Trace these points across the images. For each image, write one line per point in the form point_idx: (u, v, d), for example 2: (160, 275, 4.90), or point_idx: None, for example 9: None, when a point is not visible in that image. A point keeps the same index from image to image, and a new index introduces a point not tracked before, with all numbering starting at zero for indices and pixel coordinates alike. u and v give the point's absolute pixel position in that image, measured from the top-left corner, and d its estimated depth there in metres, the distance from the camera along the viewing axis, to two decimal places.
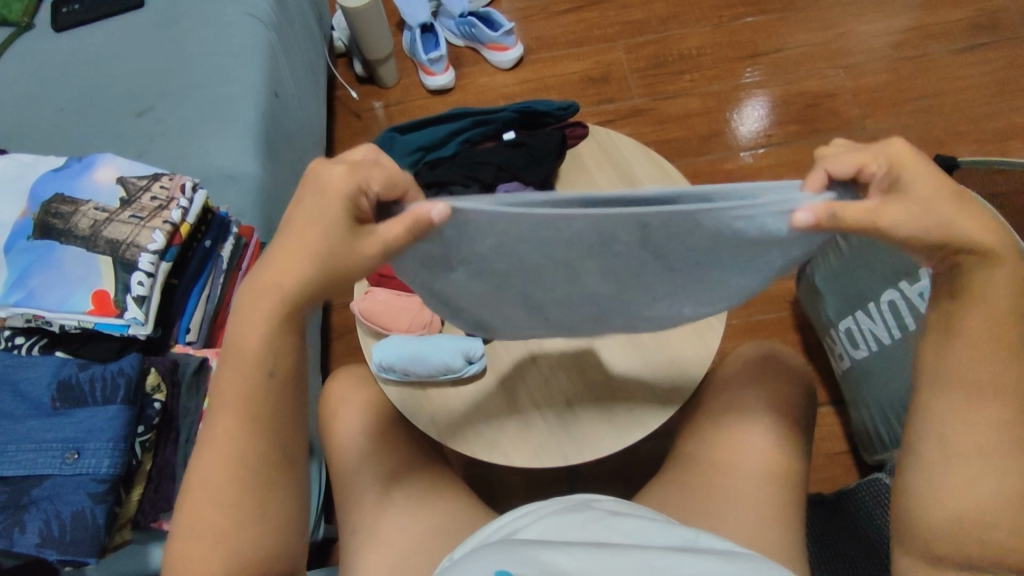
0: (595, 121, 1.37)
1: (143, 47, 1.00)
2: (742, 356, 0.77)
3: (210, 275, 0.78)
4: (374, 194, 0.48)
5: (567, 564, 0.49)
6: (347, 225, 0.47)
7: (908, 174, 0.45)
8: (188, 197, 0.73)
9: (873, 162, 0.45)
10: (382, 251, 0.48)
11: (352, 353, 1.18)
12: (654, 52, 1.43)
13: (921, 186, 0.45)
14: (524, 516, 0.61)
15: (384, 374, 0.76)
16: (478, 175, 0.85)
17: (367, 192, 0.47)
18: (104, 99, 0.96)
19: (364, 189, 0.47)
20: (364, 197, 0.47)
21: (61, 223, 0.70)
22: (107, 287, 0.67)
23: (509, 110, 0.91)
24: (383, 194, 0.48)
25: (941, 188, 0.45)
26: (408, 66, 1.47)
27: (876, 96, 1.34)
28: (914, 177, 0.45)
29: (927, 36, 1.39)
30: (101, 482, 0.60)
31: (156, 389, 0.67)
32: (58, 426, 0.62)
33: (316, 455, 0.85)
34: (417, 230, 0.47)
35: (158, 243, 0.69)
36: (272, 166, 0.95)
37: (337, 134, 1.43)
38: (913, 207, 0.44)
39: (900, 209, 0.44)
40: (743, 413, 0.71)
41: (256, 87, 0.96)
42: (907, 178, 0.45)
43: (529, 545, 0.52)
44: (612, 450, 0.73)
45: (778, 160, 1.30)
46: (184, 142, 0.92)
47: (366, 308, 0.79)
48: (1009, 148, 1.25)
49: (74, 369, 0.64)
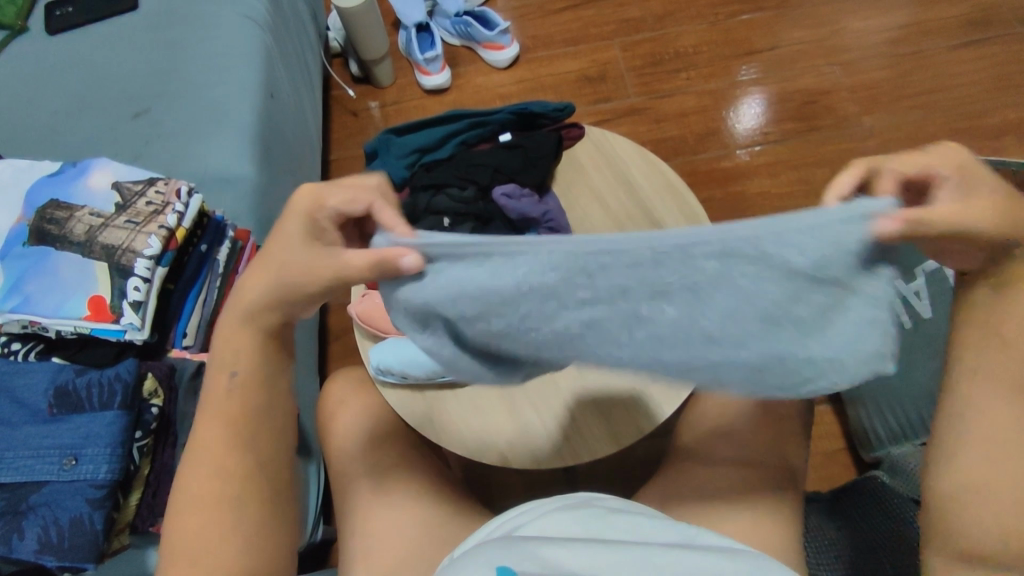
0: (592, 120, 1.37)
1: (137, 50, 1.00)
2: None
3: (206, 280, 0.78)
4: (332, 210, 0.50)
5: (569, 560, 0.50)
6: (303, 240, 0.49)
7: (976, 175, 0.43)
8: (184, 202, 0.72)
9: (938, 166, 0.43)
10: (338, 273, 0.48)
11: (350, 354, 1.18)
12: (650, 51, 1.43)
13: (988, 189, 0.43)
14: (523, 514, 0.61)
15: (381, 377, 0.76)
16: (474, 178, 0.85)
17: (325, 208, 0.50)
18: (99, 103, 0.96)
19: (319, 205, 0.49)
20: (321, 213, 0.50)
21: (56, 229, 0.70)
22: (103, 293, 0.66)
23: (506, 112, 0.91)
24: (340, 209, 0.50)
25: (1005, 192, 0.43)
26: (404, 66, 1.47)
27: (871, 93, 1.34)
28: (980, 178, 0.43)
29: (922, 33, 1.39)
30: (99, 487, 0.60)
31: (154, 394, 0.67)
32: (55, 433, 0.62)
33: (315, 457, 0.85)
34: (378, 265, 0.45)
35: (153, 248, 0.69)
36: (268, 169, 0.95)
37: (333, 135, 1.43)
38: (978, 204, 0.42)
39: (971, 207, 0.42)
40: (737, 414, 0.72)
41: (252, 90, 0.96)
42: (976, 178, 0.43)
43: (530, 542, 0.52)
44: (608, 451, 0.74)
45: (774, 158, 1.30)
46: (179, 145, 0.92)
47: (363, 311, 0.79)
48: (1003, 144, 1.26)
49: (70, 375, 0.64)
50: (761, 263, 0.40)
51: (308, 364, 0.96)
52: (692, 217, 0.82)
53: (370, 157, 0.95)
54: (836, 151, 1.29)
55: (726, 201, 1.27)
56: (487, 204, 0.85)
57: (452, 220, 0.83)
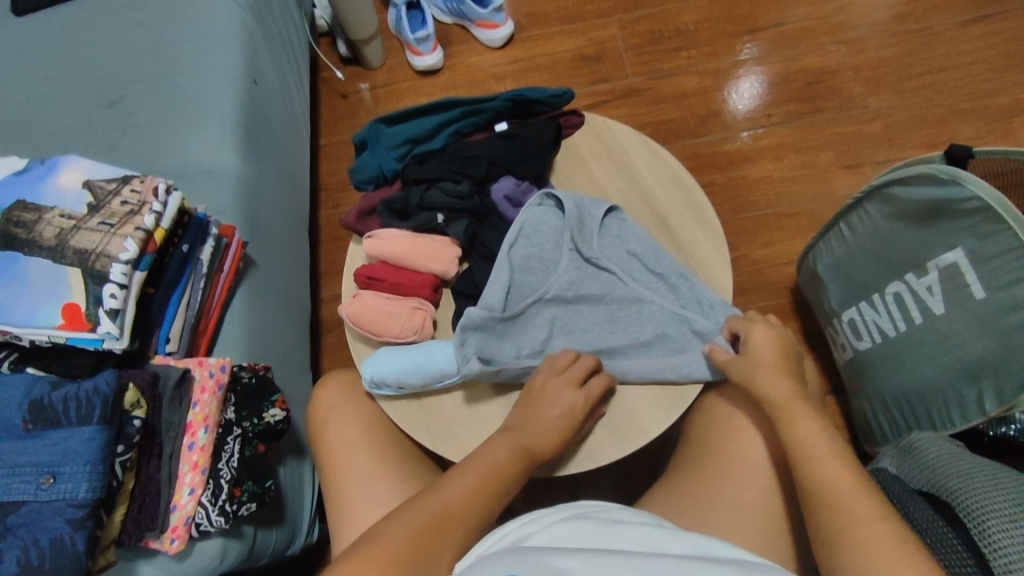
0: (589, 102, 1.33)
1: (110, 34, 0.95)
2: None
3: (189, 280, 0.74)
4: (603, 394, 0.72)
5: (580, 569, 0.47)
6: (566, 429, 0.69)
7: (751, 334, 0.68)
8: (162, 201, 0.69)
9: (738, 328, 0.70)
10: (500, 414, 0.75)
11: (344, 347, 1.17)
12: (649, 28, 1.37)
13: (762, 346, 0.67)
14: (531, 522, 0.58)
15: (377, 389, 0.74)
16: (468, 170, 0.81)
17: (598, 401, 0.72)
18: (73, 90, 0.91)
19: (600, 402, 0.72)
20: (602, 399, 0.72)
21: (24, 232, 0.66)
22: (78, 300, 0.63)
23: (501, 99, 0.85)
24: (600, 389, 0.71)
25: (775, 347, 0.67)
26: (394, 45, 1.41)
27: (878, 72, 1.30)
28: (755, 335, 0.68)
29: (930, 9, 1.34)
30: (79, 507, 0.57)
31: (136, 405, 0.63)
32: (31, 449, 0.58)
33: (307, 459, 0.86)
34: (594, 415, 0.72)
35: (130, 252, 0.65)
36: (254, 159, 0.90)
37: (322, 119, 1.38)
38: (761, 350, 0.66)
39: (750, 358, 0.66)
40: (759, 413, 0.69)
41: (234, 75, 0.91)
42: (751, 335, 0.68)
43: (538, 551, 0.50)
44: (615, 458, 0.71)
45: (777, 141, 1.26)
46: (158, 136, 0.87)
47: (353, 314, 0.76)
48: (1013, 126, 1.22)
49: (46, 389, 0.61)
50: (667, 346, 0.74)
51: (302, 364, 0.94)
52: (699, 212, 0.82)
53: (360, 148, 0.90)
54: (841, 135, 1.26)
55: (727, 185, 1.24)
56: (482, 200, 0.81)
57: (445, 216, 0.80)
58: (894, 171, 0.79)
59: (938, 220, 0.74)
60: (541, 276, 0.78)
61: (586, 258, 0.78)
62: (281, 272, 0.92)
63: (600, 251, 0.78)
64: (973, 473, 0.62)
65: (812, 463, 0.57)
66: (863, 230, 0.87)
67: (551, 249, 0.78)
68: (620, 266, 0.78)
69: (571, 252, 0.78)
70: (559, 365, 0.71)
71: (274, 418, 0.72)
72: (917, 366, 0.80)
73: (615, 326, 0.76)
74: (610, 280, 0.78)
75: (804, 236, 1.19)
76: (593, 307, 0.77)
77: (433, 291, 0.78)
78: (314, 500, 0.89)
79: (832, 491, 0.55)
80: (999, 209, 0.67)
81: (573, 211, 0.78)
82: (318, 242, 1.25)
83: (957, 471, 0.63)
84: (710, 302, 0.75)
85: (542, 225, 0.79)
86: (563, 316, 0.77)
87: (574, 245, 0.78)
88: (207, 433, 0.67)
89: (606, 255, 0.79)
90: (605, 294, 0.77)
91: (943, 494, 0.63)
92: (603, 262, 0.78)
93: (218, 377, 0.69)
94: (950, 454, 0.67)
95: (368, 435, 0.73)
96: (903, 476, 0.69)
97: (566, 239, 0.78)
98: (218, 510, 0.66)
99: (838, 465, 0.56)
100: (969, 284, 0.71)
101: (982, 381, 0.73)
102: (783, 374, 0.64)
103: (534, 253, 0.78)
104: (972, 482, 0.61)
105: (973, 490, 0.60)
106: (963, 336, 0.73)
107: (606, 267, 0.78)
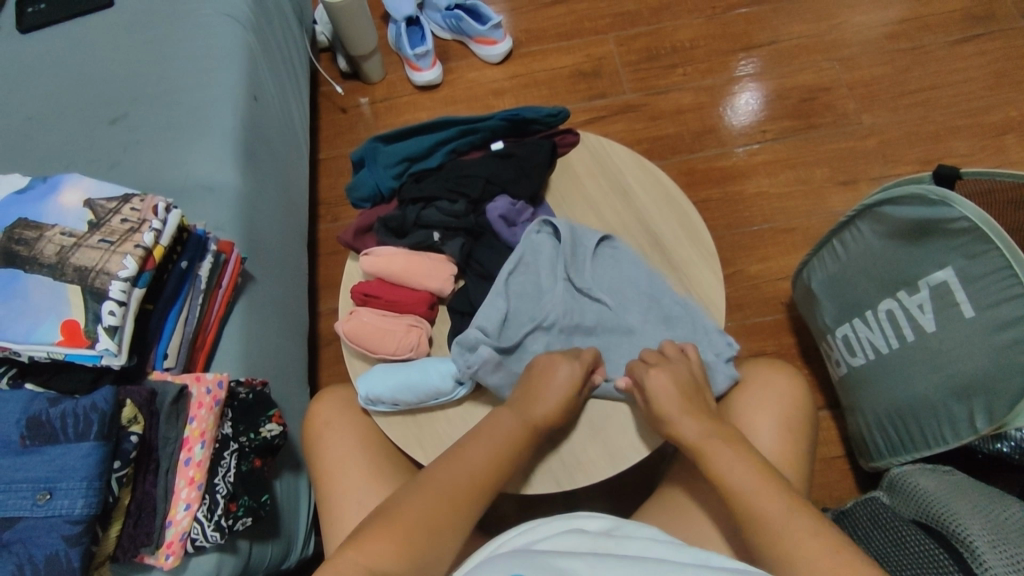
0: (587, 118, 1.34)
1: (112, 51, 0.96)
2: (760, 389, 0.73)
3: (187, 296, 0.75)
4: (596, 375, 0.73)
5: (585, 570, 0.50)
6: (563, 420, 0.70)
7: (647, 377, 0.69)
8: (161, 219, 0.70)
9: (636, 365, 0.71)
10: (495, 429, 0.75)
11: (342, 360, 1.17)
12: (646, 45, 1.39)
13: (661, 388, 0.68)
14: (528, 532, 0.60)
15: (372, 406, 0.74)
16: (465, 190, 0.82)
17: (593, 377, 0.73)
18: (75, 106, 0.92)
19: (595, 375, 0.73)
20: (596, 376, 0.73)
21: (26, 250, 0.67)
22: (77, 317, 0.64)
23: (497, 118, 0.87)
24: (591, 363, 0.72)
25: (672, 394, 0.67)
26: (394, 60, 1.43)
27: (872, 89, 1.31)
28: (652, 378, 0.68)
29: (923, 27, 1.35)
30: (75, 523, 0.57)
31: (133, 421, 0.64)
32: (27, 465, 0.59)
33: (303, 473, 0.87)
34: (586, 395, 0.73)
35: (129, 269, 0.66)
36: (253, 175, 0.91)
37: (322, 133, 1.39)
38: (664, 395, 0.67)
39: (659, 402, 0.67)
40: (752, 428, 0.70)
41: (234, 93, 0.92)
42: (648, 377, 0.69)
43: (546, 554, 0.52)
44: (609, 474, 0.72)
45: (772, 157, 1.27)
46: (159, 152, 0.88)
47: (349, 330, 0.76)
48: (1005, 143, 1.23)
49: (44, 405, 0.61)
50: None
51: (300, 378, 0.94)
52: (691, 231, 0.83)
53: (358, 166, 0.91)
54: (836, 151, 1.27)
55: (724, 201, 1.25)
56: (478, 218, 0.82)
57: (442, 234, 0.81)
58: (886, 191, 0.80)
59: (928, 240, 0.75)
60: (536, 304, 0.79)
61: (578, 287, 0.79)
62: (280, 287, 0.93)
63: (592, 281, 0.79)
64: (968, 502, 0.65)
65: (744, 496, 0.59)
66: (855, 247, 0.88)
67: (546, 277, 0.79)
68: (612, 293, 0.79)
69: (564, 280, 0.79)
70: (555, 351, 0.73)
71: (270, 434, 0.73)
72: (909, 383, 0.81)
73: (608, 354, 0.77)
74: (602, 310, 0.78)
75: (799, 251, 1.20)
76: (586, 335, 0.78)
77: (429, 308, 0.79)
78: (311, 515, 0.89)
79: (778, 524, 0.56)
80: (986, 229, 0.68)
81: (568, 241, 0.79)
82: (317, 255, 1.26)
83: (954, 503, 0.66)
84: (706, 336, 0.75)
85: (535, 254, 0.80)
86: (559, 344, 0.78)
87: (568, 274, 0.79)
88: (204, 449, 0.67)
89: (598, 284, 0.79)
90: (598, 323, 0.78)
91: (940, 525, 0.65)
92: (595, 292, 0.79)
93: (216, 393, 0.69)
94: (953, 487, 0.69)
95: (363, 449, 0.73)
96: (907, 510, 0.71)
97: (559, 269, 0.79)
98: (213, 525, 0.66)
99: (777, 504, 0.57)
100: (959, 302, 0.72)
101: (972, 400, 0.74)
102: (699, 418, 0.66)
103: (528, 281, 0.79)
104: (967, 514, 0.63)
105: (968, 521, 0.62)
106: (953, 356, 0.74)
107: (598, 296, 0.78)
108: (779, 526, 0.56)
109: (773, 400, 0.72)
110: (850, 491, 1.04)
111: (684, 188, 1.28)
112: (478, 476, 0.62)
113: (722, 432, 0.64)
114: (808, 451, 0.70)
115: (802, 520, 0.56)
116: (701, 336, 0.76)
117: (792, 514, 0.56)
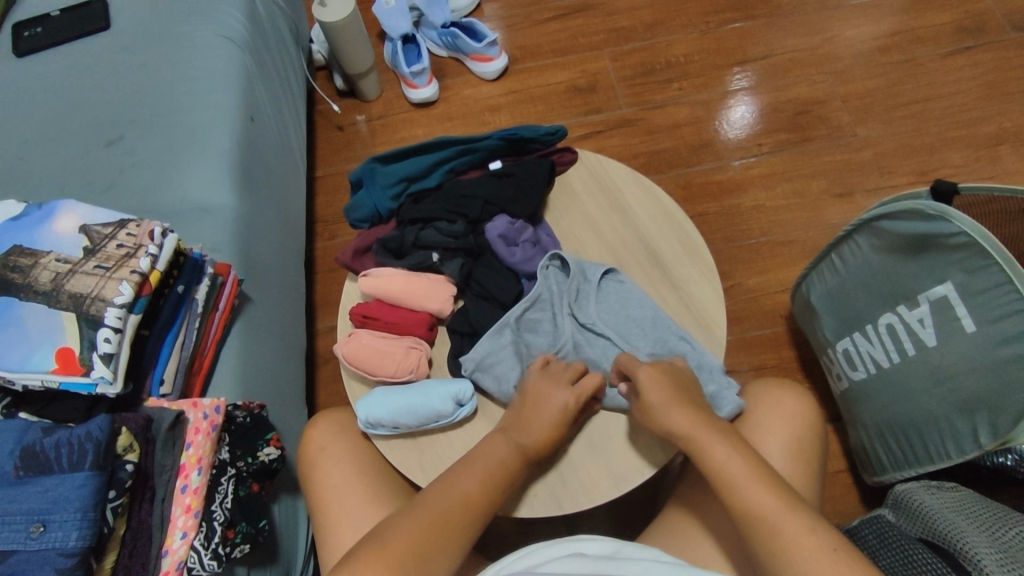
0: (583, 132, 1.34)
1: (108, 72, 0.96)
2: (771, 407, 0.72)
3: (184, 320, 0.74)
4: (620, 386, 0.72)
5: None
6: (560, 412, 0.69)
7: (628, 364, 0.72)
8: (157, 243, 0.69)
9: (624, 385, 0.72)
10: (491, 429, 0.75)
11: (339, 379, 1.16)
12: (641, 60, 1.40)
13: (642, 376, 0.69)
14: (529, 556, 0.59)
15: (372, 429, 0.74)
16: (464, 210, 0.82)
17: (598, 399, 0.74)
18: (70, 129, 0.92)
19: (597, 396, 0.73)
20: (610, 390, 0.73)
21: (20, 277, 0.67)
22: (72, 345, 0.63)
23: (494, 137, 0.88)
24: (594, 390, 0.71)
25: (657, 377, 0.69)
26: (391, 78, 1.43)
27: (866, 102, 1.32)
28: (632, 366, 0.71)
29: (913, 40, 1.37)
30: (68, 556, 0.56)
31: (129, 449, 0.63)
32: (21, 497, 0.58)
33: (300, 499, 0.85)
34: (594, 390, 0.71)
35: (126, 295, 0.65)
36: (251, 197, 0.91)
37: (319, 151, 1.39)
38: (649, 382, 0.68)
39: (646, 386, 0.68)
40: (761, 441, 0.70)
41: (231, 114, 0.92)
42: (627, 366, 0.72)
43: None
44: (613, 496, 0.71)
45: (768, 170, 1.28)
46: (154, 174, 0.88)
47: (349, 352, 0.76)
48: (999, 153, 1.24)
49: (38, 435, 0.60)
50: None
51: (298, 400, 0.93)
52: (692, 249, 0.83)
53: (356, 187, 0.91)
54: (832, 164, 1.27)
55: (721, 215, 1.25)
56: (477, 238, 0.82)
57: (441, 254, 0.81)
58: (884, 205, 0.80)
59: (926, 253, 0.75)
60: (545, 341, 0.78)
61: (583, 323, 0.78)
62: (278, 308, 0.93)
63: (597, 317, 0.78)
64: (973, 520, 0.65)
65: (737, 493, 0.59)
66: (854, 260, 0.87)
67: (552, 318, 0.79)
68: (617, 326, 0.78)
69: (573, 318, 0.78)
70: (553, 371, 0.72)
71: (269, 457, 0.73)
72: (912, 398, 0.80)
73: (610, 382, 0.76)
74: (604, 340, 0.77)
75: (797, 264, 1.20)
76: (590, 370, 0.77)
77: (428, 329, 0.79)
78: (309, 547, 0.87)
79: (781, 525, 0.56)
80: (986, 243, 0.68)
81: (577, 275, 0.79)
82: (315, 274, 1.26)
83: (961, 520, 0.65)
84: (710, 360, 0.74)
85: (548, 287, 0.79)
86: None
87: (572, 312, 0.78)
88: (200, 475, 0.66)
89: (602, 318, 0.78)
90: (601, 360, 0.76)
91: (946, 543, 0.64)
92: (598, 326, 0.77)
93: (212, 418, 0.69)
94: (957, 504, 0.69)
95: (361, 473, 0.72)
96: (913, 527, 0.71)
97: (564, 306, 0.78)
98: (211, 553, 0.65)
99: (772, 500, 0.58)
100: (959, 317, 0.72)
101: (976, 415, 0.73)
102: (681, 404, 0.67)
103: (535, 317, 0.79)
104: (974, 532, 0.63)
105: (975, 539, 0.61)
106: (955, 369, 0.74)
107: (602, 331, 0.77)
108: (782, 528, 0.56)
109: (785, 416, 0.71)
110: (854, 506, 1.03)
111: (681, 202, 1.27)
112: (474, 498, 0.63)
113: (715, 424, 0.65)
114: (816, 465, 0.70)
115: (797, 517, 0.56)
116: (702, 361, 0.75)
117: (790, 517, 0.56)
